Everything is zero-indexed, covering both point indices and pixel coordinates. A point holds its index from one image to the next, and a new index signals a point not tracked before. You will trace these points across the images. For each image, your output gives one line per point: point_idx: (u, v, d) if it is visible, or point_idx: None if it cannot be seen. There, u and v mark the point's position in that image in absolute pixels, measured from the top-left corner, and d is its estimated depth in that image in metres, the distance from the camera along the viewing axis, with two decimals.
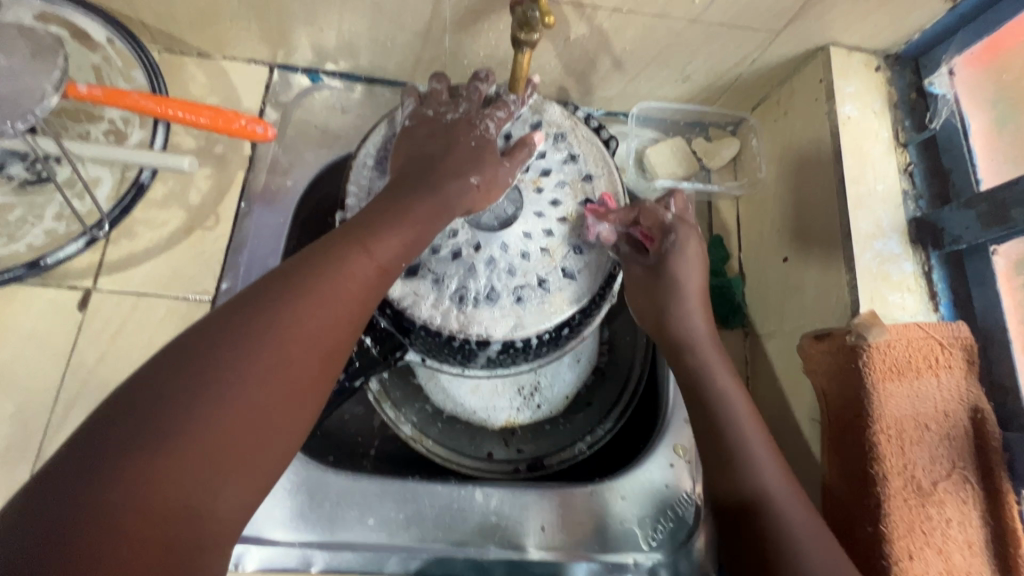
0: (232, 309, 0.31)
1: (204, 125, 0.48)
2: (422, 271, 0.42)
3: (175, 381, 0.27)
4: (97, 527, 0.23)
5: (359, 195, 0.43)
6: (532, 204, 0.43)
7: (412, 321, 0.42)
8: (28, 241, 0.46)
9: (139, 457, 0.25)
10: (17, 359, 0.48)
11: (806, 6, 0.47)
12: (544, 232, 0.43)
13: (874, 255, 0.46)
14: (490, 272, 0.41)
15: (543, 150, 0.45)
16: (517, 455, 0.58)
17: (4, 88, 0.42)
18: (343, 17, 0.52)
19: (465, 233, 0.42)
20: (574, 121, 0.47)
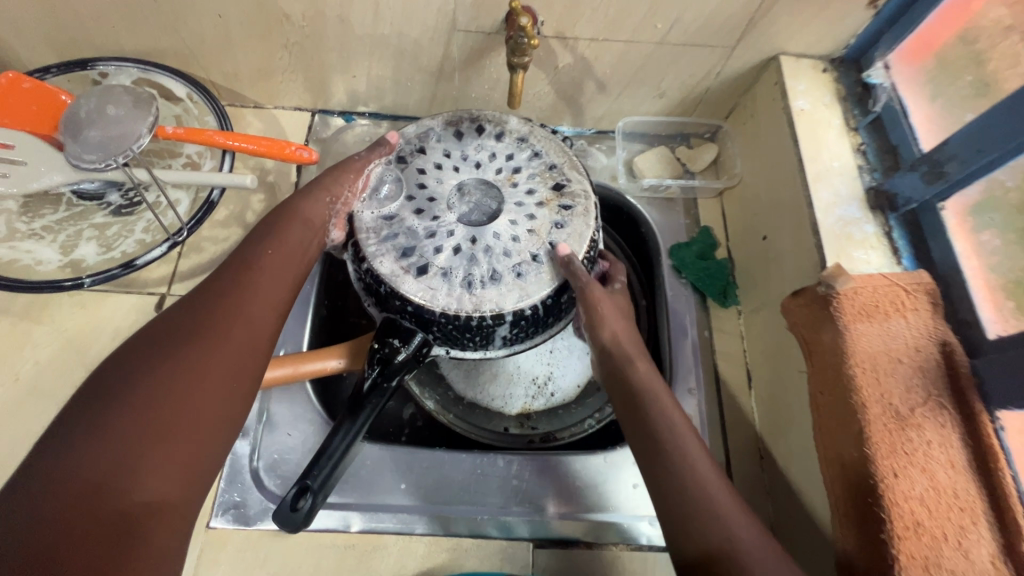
0: (152, 338, 0.40)
1: (261, 152, 0.58)
2: (431, 269, 0.48)
3: (102, 395, 0.37)
4: (54, 500, 0.32)
5: (369, 210, 0.51)
6: (512, 198, 0.51)
7: (432, 313, 0.47)
8: (122, 249, 0.56)
9: (73, 451, 0.34)
10: (105, 353, 0.57)
11: (751, 23, 0.57)
12: (527, 218, 0.50)
13: (836, 220, 0.52)
14: (489, 258, 0.48)
15: (512, 155, 0.53)
16: (532, 431, 0.63)
17: (114, 131, 0.54)
18: (372, 65, 0.64)
19: (462, 231, 0.49)
20: (530, 125, 0.55)
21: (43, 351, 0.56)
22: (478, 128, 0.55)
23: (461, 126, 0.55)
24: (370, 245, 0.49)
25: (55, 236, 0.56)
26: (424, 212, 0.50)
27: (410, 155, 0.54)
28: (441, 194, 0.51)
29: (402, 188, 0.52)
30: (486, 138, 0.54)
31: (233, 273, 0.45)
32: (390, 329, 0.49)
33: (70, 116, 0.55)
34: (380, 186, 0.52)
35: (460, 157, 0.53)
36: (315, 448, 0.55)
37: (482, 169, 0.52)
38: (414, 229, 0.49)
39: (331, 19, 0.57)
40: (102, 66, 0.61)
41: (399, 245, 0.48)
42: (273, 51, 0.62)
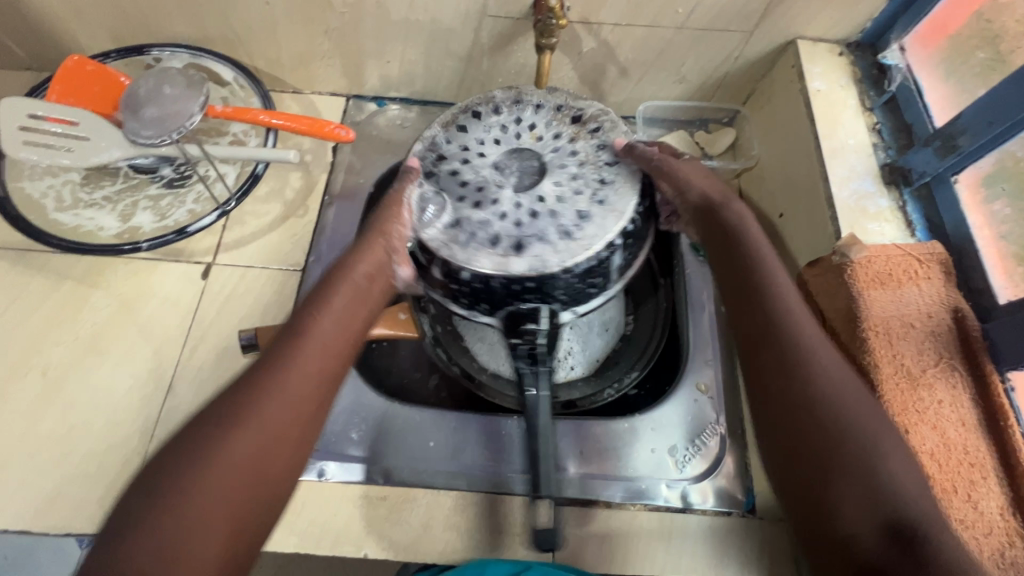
0: (212, 407, 0.37)
1: (303, 130, 0.62)
2: (527, 241, 0.46)
3: (160, 476, 0.34)
4: None
5: (432, 228, 0.48)
6: (546, 149, 0.51)
7: (552, 276, 0.46)
8: (175, 218, 0.60)
9: (127, 544, 0.32)
10: (156, 317, 0.61)
11: (770, 7, 0.59)
12: (571, 156, 0.51)
13: (851, 193, 0.54)
14: (567, 204, 0.48)
15: (521, 116, 0.53)
16: (553, 399, 0.65)
17: (170, 109, 0.59)
18: (406, 50, 0.67)
19: (525, 198, 0.48)
20: (515, 86, 0.55)
21: (99, 313, 0.60)
22: (476, 112, 0.53)
23: (459, 119, 0.53)
24: (459, 256, 0.46)
25: (114, 206, 0.60)
26: (483, 203, 0.48)
27: (427, 165, 0.51)
28: (484, 179, 0.49)
29: (446, 193, 0.49)
30: (487, 116, 0.53)
31: (285, 338, 0.41)
32: (515, 322, 0.49)
33: (132, 95, 0.60)
34: (424, 205, 0.49)
35: (472, 140, 0.52)
36: (348, 407, 0.58)
37: (500, 144, 0.51)
38: (488, 221, 0.47)
39: (369, 5, 0.61)
40: (156, 51, 0.66)
41: (485, 238, 0.46)
42: (314, 37, 0.66)
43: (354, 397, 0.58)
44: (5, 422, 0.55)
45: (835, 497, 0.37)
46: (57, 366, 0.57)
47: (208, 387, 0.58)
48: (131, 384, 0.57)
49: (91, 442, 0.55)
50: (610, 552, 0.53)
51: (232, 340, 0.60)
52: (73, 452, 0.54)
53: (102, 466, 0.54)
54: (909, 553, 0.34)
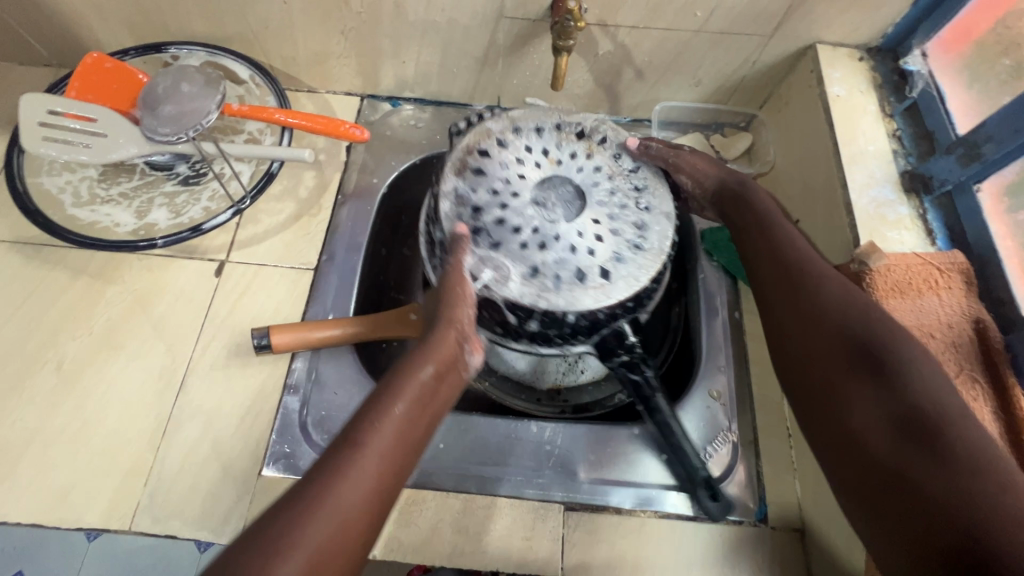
0: (261, 533, 0.32)
1: (318, 129, 0.63)
2: (609, 267, 0.51)
3: None
4: None
5: (511, 283, 0.51)
6: (573, 171, 0.56)
7: (644, 291, 0.52)
8: (191, 215, 0.60)
9: None
10: (170, 313, 0.61)
11: (790, 10, 0.58)
12: (597, 169, 0.56)
13: (870, 201, 0.53)
14: (620, 218, 0.54)
15: (533, 148, 0.57)
16: (563, 402, 0.65)
17: (187, 107, 0.59)
18: (422, 51, 0.67)
19: (584, 226, 0.53)
20: (506, 115, 0.58)
21: (115, 308, 0.61)
22: (484, 152, 0.56)
23: (472, 163, 0.55)
24: (561, 302, 0.50)
25: (131, 202, 0.60)
26: (548, 244, 0.52)
27: (466, 222, 0.53)
28: (535, 221, 0.53)
29: (507, 246, 0.52)
30: (498, 152, 0.56)
31: (338, 466, 0.35)
32: (610, 349, 0.55)
33: (150, 93, 0.60)
34: (493, 264, 0.51)
35: (497, 181, 0.54)
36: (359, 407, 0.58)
37: (526, 181, 0.55)
38: (564, 258, 0.51)
39: (387, 6, 0.61)
40: (174, 49, 0.67)
41: (571, 274, 0.51)
42: (330, 36, 0.66)
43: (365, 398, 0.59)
44: (21, 415, 0.55)
45: (850, 398, 0.41)
46: (72, 361, 0.58)
47: (220, 384, 0.58)
48: (144, 380, 0.57)
49: (105, 437, 0.55)
50: (621, 559, 0.52)
51: (245, 338, 0.60)
52: (87, 447, 0.54)
53: (114, 461, 0.54)
54: (919, 443, 0.37)
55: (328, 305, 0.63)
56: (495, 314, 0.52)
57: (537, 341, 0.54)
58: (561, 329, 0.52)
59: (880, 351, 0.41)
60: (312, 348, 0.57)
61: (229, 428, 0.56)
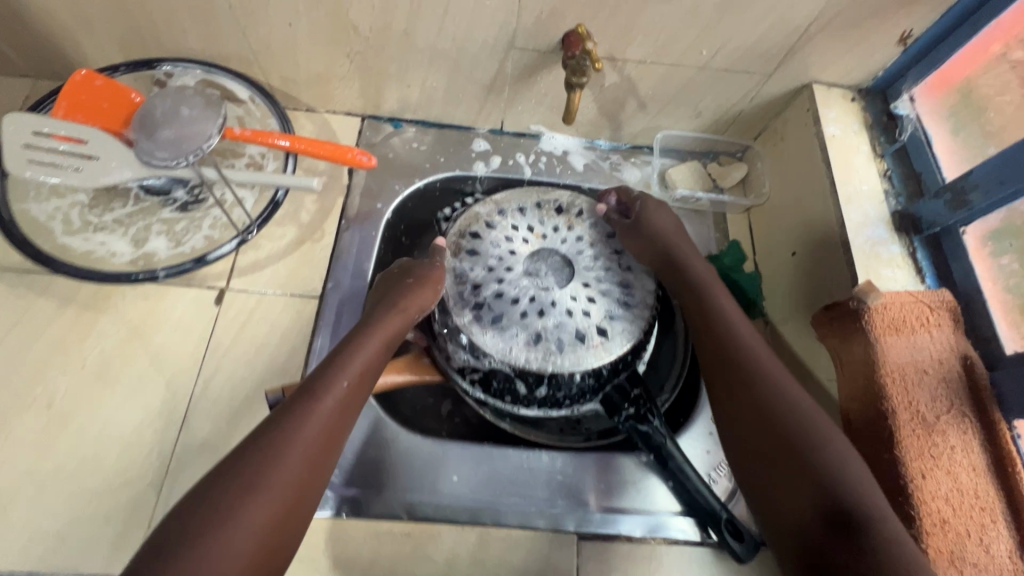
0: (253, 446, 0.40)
1: (324, 156, 0.61)
2: (608, 327, 0.58)
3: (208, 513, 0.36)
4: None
5: (516, 351, 0.57)
6: (555, 241, 0.63)
7: (640, 343, 0.59)
8: (192, 245, 0.58)
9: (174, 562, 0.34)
10: (169, 343, 0.59)
11: (789, 53, 0.61)
12: (576, 237, 0.64)
13: (866, 239, 0.56)
14: (604, 282, 0.61)
15: (518, 225, 0.64)
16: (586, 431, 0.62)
17: (186, 130, 0.57)
18: (428, 76, 0.67)
19: (574, 290, 0.60)
20: (489, 203, 0.65)
21: (108, 340, 0.58)
22: (473, 234, 0.63)
23: (466, 246, 0.62)
24: (567, 363, 0.56)
25: (126, 229, 0.58)
26: (546, 309, 0.58)
27: (467, 299, 0.59)
28: (530, 290, 0.59)
29: (508, 317, 0.58)
30: (487, 235, 0.63)
31: (304, 402, 0.44)
32: (617, 404, 0.59)
33: (148, 116, 0.58)
34: (501, 335, 0.57)
35: (490, 259, 0.61)
36: (370, 439, 0.57)
37: (517, 256, 0.61)
38: (563, 321, 0.57)
39: (397, 33, 0.60)
40: (168, 66, 0.64)
41: (573, 337, 0.57)
42: (335, 59, 0.65)
43: (377, 430, 0.58)
44: (11, 455, 0.52)
45: (776, 482, 0.44)
46: (65, 397, 0.55)
47: (225, 417, 0.57)
48: (144, 415, 0.56)
49: (105, 476, 0.53)
50: None
51: (250, 368, 0.59)
52: (85, 488, 0.53)
53: (115, 501, 0.52)
54: (846, 543, 0.39)
55: (336, 334, 0.62)
56: (507, 382, 0.58)
57: (546, 402, 0.59)
58: (567, 387, 0.58)
59: (795, 423, 0.45)
60: None
61: None
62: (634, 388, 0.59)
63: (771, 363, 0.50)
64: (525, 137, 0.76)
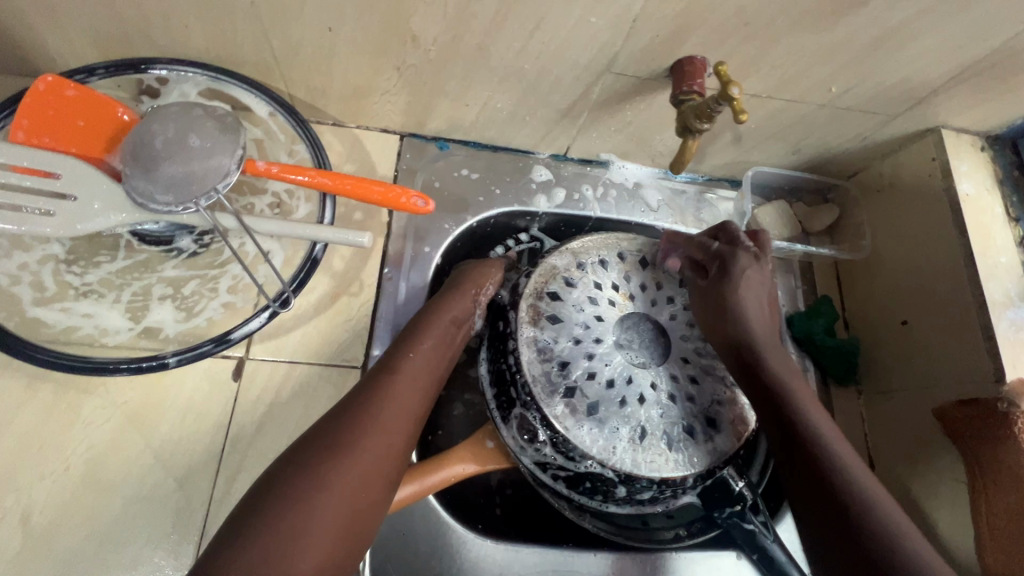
0: (337, 418, 0.41)
1: (373, 200, 0.49)
2: (717, 418, 0.49)
3: (295, 472, 0.38)
4: (268, 543, 0.35)
5: (618, 450, 0.47)
6: (644, 302, 0.54)
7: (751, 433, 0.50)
8: (208, 315, 0.46)
9: (259, 518, 0.35)
10: (177, 433, 0.47)
11: (928, 95, 0.52)
12: (666, 299, 0.55)
13: (1009, 323, 0.49)
14: (701, 357, 0.53)
15: (603, 282, 0.53)
16: (669, 521, 0.55)
17: (196, 166, 0.44)
18: (493, 96, 0.54)
19: (675, 367, 0.51)
20: (564, 252, 0.54)
21: (97, 431, 0.46)
22: (551, 293, 0.51)
23: (544, 308, 0.51)
24: (678, 466, 0.47)
25: (118, 293, 0.45)
26: (645, 396, 0.49)
27: (555, 382, 0.48)
28: (625, 369, 0.49)
29: (604, 406, 0.48)
30: (567, 292, 0.52)
31: (387, 375, 0.45)
32: (715, 500, 0.50)
33: (144, 145, 0.44)
34: (599, 430, 0.47)
35: (576, 327, 0.50)
36: (432, 551, 0.49)
37: (605, 322, 0.51)
38: (667, 411, 0.48)
39: (468, 47, 0.48)
40: (160, 70, 0.49)
41: (679, 432, 0.48)
42: (380, 71, 0.51)
43: (438, 541, 0.49)
44: None
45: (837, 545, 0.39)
46: (45, 509, 0.44)
47: None
48: (154, 528, 0.45)
49: None
50: None
51: None
52: None
53: None
54: None
55: None
56: (603, 484, 0.48)
57: (643, 501, 0.50)
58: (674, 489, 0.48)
59: (823, 459, 0.42)
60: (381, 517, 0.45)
61: None
62: (736, 482, 0.50)
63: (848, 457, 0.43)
64: (592, 166, 0.65)
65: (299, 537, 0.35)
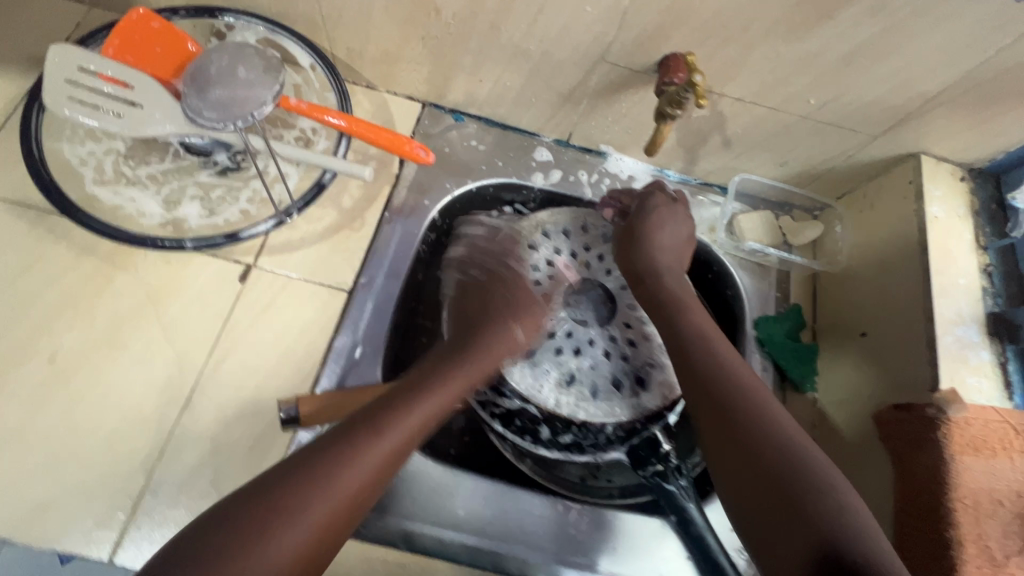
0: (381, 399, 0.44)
1: (380, 144, 0.57)
2: (644, 377, 0.59)
3: (336, 434, 0.41)
4: (301, 490, 0.38)
5: (547, 391, 0.57)
6: (599, 271, 0.61)
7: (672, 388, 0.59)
8: (226, 216, 0.55)
9: (298, 470, 0.38)
10: (185, 313, 0.55)
11: (906, 117, 0.55)
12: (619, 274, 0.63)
13: (954, 339, 0.51)
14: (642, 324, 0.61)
15: (562, 250, 0.61)
16: (607, 484, 0.59)
17: (239, 92, 0.52)
18: (503, 73, 0.61)
19: (613, 330, 0.60)
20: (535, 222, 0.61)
21: (123, 300, 0.55)
22: (514, 257, 0.59)
23: (505, 268, 0.58)
24: (597, 412, 0.57)
25: (159, 187, 0.55)
26: (579, 351, 0.59)
27: None
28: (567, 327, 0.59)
29: (543, 355, 0.58)
30: (532, 256, 0.60)
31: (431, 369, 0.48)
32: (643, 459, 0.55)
33: (201, 70, 0.53)
34: (534, 373, 0.58)
35: (531, 282, 0.58)
36: None
37: (558, 284, 0.60)
38: (597, 365, 0.59)
39: (481, 24, 0.55)
40: (230, 18, 0.59)
41: (602, 385, 0.58)
42: (408, 40, 0.59)
43: None
44: (4, 407, 0.50)
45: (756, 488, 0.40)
46: (68, 353, 0.52)
47: (230, 408, 0.53)
48: (149, 387, 0.52)
49: (93, 448, 0.50)
50: None
51: (263, 358, 0.55)
52: (73, 457, 0.49)
53: (101, 477, 0.49)
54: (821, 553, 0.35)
55: (358, 336, 0.58)
56: (534, 419, 0.58)
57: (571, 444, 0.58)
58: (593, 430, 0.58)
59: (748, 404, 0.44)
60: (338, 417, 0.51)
61: (234, 457, 0.52)
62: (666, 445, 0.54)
63: (764, 397, 0.45)
64: (591, 154, 0.71)
65: (329, 486, 0.38)
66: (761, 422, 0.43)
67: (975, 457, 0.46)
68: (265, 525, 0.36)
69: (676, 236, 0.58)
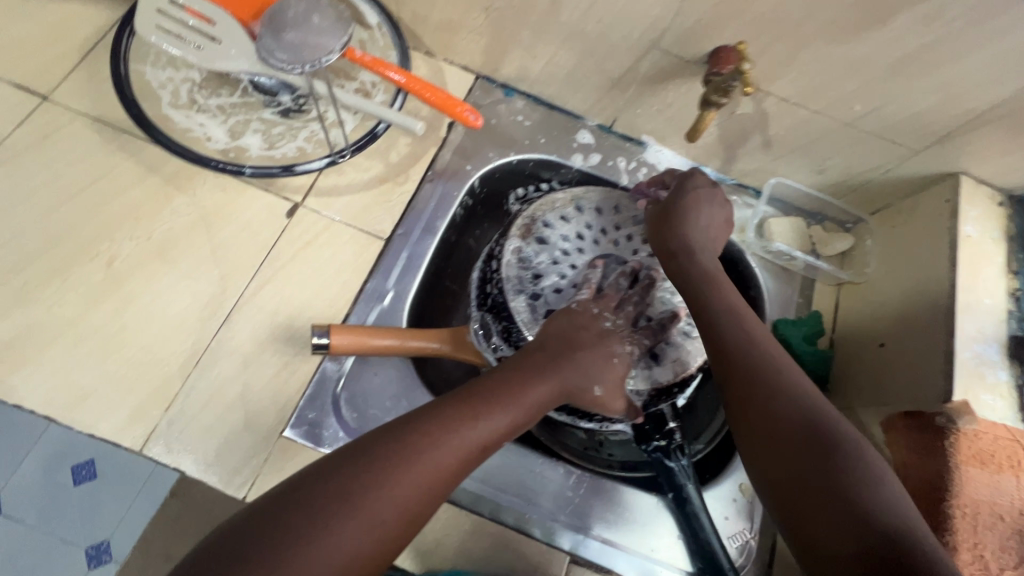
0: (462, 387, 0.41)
1: (433, 102, 0.60)
2: (663, 357, 0.55)
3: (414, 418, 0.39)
4: (376, 471, 0.35)
5: None
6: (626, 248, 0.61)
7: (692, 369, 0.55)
8: (284, 151, 0.60)
9: (375, 450, 0.36)
10: (233, 239, 0.59)
11: (950, 134, 0.55)
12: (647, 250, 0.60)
13: (973, 356, 0.51)
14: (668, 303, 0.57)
15: (592, 224, 0.61)
16: (608, 457, 0.62)
17: (311, 39, 0.54)
18: (557, 52, 0.64)
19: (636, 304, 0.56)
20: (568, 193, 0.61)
21: (178, 219, 0.58)
22: (544, 223, 0.59)
23: (535, 231, 0.59)
24: None
25: (226, 117, 0.60)
26: None
27: (525, 285, 0.56)
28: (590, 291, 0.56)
29: None
30: (561, 224, 0.60)
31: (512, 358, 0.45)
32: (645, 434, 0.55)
33: (276, 12, 0.55)
34: None
35: (557, 251, 0.59)
36: (394, 393, 0.57)
37: (583, 253, 0.60)
38: None
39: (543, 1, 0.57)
40: None
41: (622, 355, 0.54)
42: (471, 10, 0.62)
43: (403, 387, 0.57)
44: (63, 301, 0.54)
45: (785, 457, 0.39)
46: (124, 260, 0.56)
47: (264, 330, 0.56)
48: (193, 302, 0.56)
49: (138, 348, 0.54)
50: None
51: (299, 290, 0.58)
52: (119, 355, 0.53)
53: (140, 376, 0.53)
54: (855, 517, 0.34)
55: (388, 283, 0.61)
56: None
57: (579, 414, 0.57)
58: None
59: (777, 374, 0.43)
60: (363, 352, 0.54)
61: (262, 377, 0.55)
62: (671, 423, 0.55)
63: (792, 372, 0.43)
64: (631, 143, 0.73)
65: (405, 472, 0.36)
66: (801, 402, 0.41)
67: (979, 468, 0.48)
68: (336, 505, 0.34)
69: (712, 215, 0.56)
